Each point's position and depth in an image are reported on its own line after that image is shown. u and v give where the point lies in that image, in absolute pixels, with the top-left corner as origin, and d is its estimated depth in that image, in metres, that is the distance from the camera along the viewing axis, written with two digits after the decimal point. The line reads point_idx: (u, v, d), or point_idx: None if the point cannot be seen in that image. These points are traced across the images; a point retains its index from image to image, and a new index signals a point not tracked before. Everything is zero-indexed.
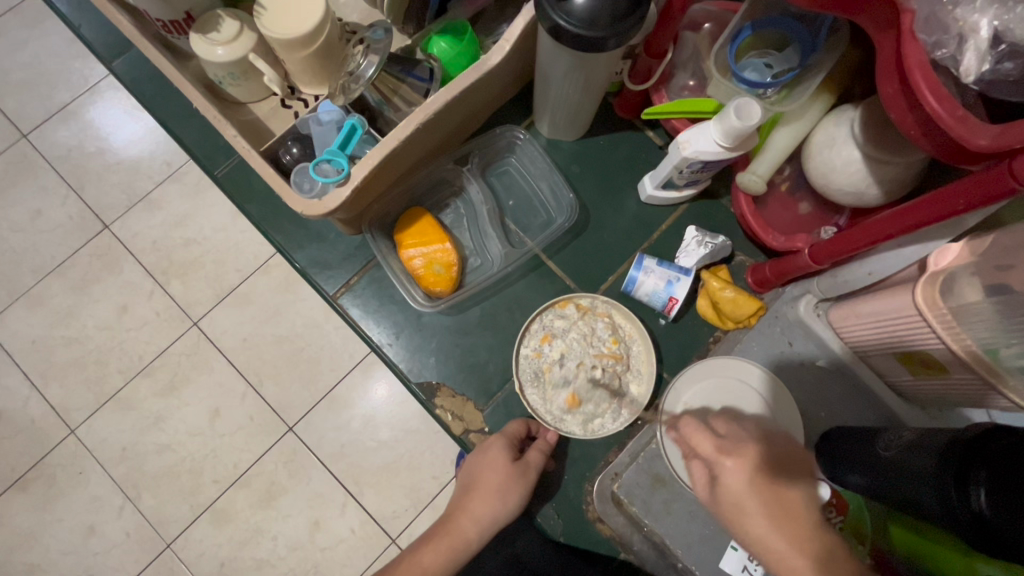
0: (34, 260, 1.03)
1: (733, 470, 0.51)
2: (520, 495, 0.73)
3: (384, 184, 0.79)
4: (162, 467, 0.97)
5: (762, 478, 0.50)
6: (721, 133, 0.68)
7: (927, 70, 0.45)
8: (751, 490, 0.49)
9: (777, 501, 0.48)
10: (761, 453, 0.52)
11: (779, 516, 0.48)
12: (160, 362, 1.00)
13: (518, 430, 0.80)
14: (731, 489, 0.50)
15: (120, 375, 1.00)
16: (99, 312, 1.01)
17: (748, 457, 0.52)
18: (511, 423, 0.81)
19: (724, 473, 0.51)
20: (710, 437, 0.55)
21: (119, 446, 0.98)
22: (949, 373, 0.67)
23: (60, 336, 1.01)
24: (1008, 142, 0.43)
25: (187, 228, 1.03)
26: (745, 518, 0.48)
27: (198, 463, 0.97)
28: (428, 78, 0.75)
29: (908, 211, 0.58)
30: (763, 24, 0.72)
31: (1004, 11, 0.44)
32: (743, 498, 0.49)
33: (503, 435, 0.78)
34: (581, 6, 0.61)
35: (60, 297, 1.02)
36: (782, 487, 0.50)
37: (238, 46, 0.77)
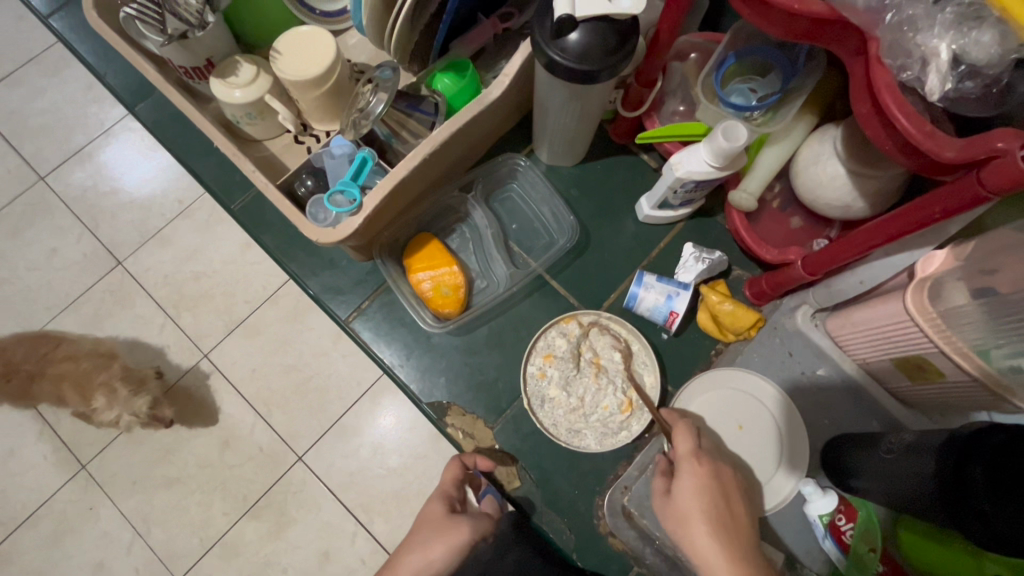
0: (48, 296, 1.07)
1: (690, 479, 0.63)
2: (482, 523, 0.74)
3: (393, 211, 0.83)
4: (171, 500, 0.99)
5: (710, 491, 0.62)
6: (710, 154, 0.72)
7: (892, 90, 0.49)
8: (700, 500, 0.61)
9: (719, 513, 0.61)
10: (721, 476, 0.64)
11: (715, 524, 0.60)
12: (172, 394, 1.02)
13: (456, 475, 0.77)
14: (682, 496, 0.62)
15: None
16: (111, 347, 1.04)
17: (710, 473, 0.64)
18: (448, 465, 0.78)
19: (682, 479, 0.64)
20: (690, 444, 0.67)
21: (130, 479, 1.00)
22: (946, 377, 0.69)
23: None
24: (973, 153, 0.47)
25: (197, 262, 1.07)
26: (690, 519, 0.60)
27: (208, 496, 0.98)
28: (433, 113, 0.80)
29: (893, 221, 0.61)
30: (745, 53, 0.77)
31: (960, 36, 0.47)
32: (689, 503, 0.61)
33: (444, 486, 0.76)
34: (575, 43, 0.66)
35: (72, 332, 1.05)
36: (726, 513, 0.61)
37: (255, 88, 0.83)
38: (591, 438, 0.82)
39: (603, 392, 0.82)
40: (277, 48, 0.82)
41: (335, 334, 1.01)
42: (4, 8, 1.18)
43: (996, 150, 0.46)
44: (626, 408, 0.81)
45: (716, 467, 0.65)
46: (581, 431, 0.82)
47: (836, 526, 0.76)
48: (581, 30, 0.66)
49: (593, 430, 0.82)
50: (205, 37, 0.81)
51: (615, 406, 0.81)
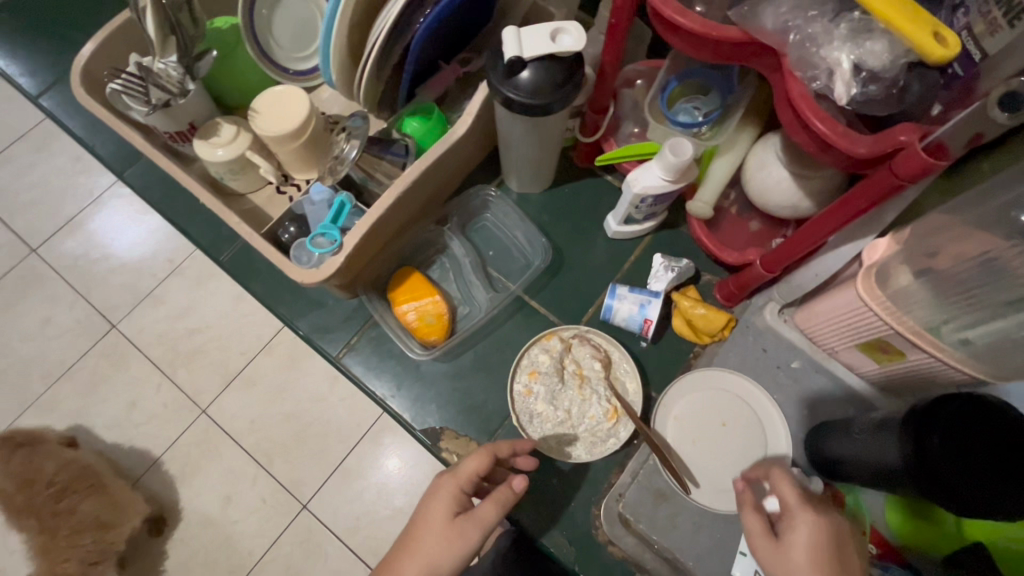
0: (43, 365, 1.10)
1: (804, 528, 0.56)
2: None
3: (376, 247, 0.88)
4: (176, 563, 0.99)
5: (828, 552, 0.54)
6: (663, 170, 0.77)
7: (807, 99, 0.55)
8: (814, 556, 0.54)
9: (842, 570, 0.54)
10: (838, 528, 0.57)
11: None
12: (173, 451, 1.04)
13: (485, 467, 0.64)
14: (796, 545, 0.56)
15: (132, 471, 1.03)
16: (110, 410, 1.06)
17: (829, 522, 0.57)
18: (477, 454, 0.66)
19: (795, 528, 0.57)
20: (797, 492, 0.61)
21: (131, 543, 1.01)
22: (907, 357, 0.73)
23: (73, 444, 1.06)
24: (881, 147, 0.53)
25: (191, 318, 1.10)
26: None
27: (212, 555, 0.99)
28: (404, 153, 0.86)
29: (832, 214, 0.66)
30: (686, 75, 0.83)
31: (857, 47, 0.53)
32: (806, 557, 0.55)
33: (454, 471, 0.64)
34: (526, 81, 0.73)
35: (69, 400, 1.07)
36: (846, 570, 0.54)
37: (236, 146, 0.89)
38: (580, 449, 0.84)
39: (590, 403, 0.85)
40: (256, 108, 0.88)
41: (330, 379, 1.04)
42: None
43: (900, 144, 0.52)
44: (612, 416, 0.84)
45: (832, 517, 0.57)
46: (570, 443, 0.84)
47: None
48: (530, 68, 0.72)
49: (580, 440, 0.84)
50: (189, 104, 0.87)
51: (602, 416, 0.84)
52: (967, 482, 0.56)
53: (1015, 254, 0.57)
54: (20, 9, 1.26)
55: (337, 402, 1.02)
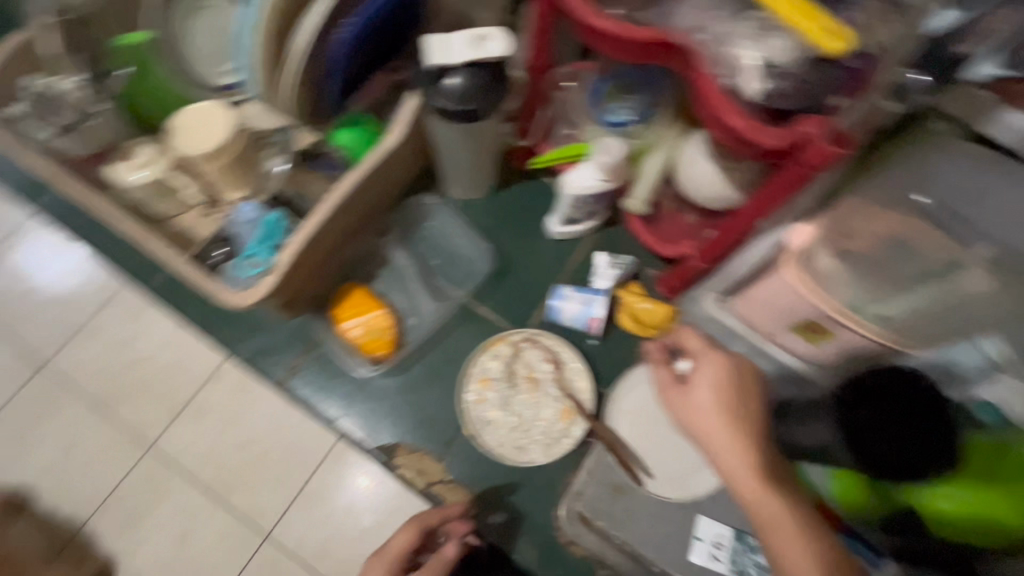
0: None
1: (706, 370, 0.73)
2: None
3: (313, 263, 0.85)
4: None
5: (723, 384, 0.72)
6: (596, 171, 0.79)
7: (721, 97, 0.58)
8: (715, 396, 0.71)
9: (736, 411, 0.70)
10: (734, 371, 0.73)
11: (729, 419, 0.69)
12: (116, 495, 0.96)
13: (412, 540, 0.74)
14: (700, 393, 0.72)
15: (65, 522, 0.95)
16: (41, 456, 0.98)
17: (729, 364, 0.73)
18: (399, 533, 0.75)
19: (700, 373, 0.74)
20: (700, 338, 0.77)
21: None
22: (837, 335, 0.75)
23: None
24: (791, 139, 0.55)
25: (130, 350, 1.02)
26: (701, 420, 0.71)
27: None
28: (336, 164, 0.88)
29: (756, 204, 0.69)
30: (613, 75, 0.85)
31: (761, 43, 0.56)
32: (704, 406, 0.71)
33: (383, 553, 0.74)
34: (453, 87, 0.72)
35: None
36: (737, 409, 0.70)
37: (155, 167, 0.86)
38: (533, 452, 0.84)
39: (541, 404, 0.86)
40: (173, 126, 0.84)
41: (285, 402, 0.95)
42: None
43: (805, 135, 0.54)
44: (565, 416, 0.85)
45: (733, 367, 0.73)
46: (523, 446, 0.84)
47: None
48: (457, 74, 0.72)
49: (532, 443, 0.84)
50: (100, 126, 0.85)
51: (554, 416, 0.86)
52: (883, 446, 0.59)
53: None
54: None
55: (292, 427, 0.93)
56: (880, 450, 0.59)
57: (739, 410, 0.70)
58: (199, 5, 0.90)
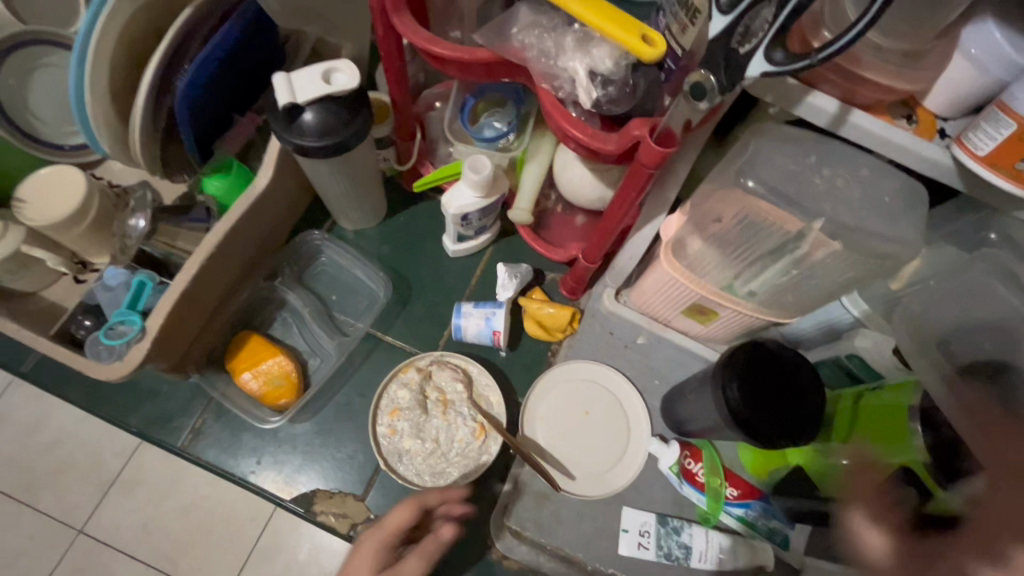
0: None
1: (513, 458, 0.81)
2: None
3: (196, 321, 0.81)
4: None
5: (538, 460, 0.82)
6: (472, 188, 0.79)
7: (559, 110, 0.59)
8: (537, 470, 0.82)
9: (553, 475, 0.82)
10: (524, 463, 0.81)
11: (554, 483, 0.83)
12: None
13: (411, 515, 0.70)
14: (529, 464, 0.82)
15: None
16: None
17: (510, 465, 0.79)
18: (401, 506, 0.71)
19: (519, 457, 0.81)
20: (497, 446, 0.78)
21: None
22: (720, 314, 0.80)
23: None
24: (628, 141, 0.57)
25: (43, 433, 0.94)
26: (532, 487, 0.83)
27: None
28: (206, 217, 0.82)
29: (619, 203, 0.71)
30: (480, 92, 0.87)
31: (586, 55, 0.58)
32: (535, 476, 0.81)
33: (380, 526, 0.69)
34: (311, 123, 0.71)
35: None
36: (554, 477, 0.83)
37: (7, 243, 0.78)
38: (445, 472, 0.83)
39: (456, 426, 0.84)
40: (18, 197, 0.79)
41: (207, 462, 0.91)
42: None
43: (636, 138, 0.57)
44: (481, 433, 0.84)
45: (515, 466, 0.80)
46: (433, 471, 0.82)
47: (689, 470, 0.83)
48: (311, 110, 0.71)
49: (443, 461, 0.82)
50: None
51: (470, 436, 0.84)
52: (754, 411, 0.63)
53: (764, 210, 0.65)
54: None
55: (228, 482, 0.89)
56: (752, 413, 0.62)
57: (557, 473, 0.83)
58: (36, 62, 0.84)
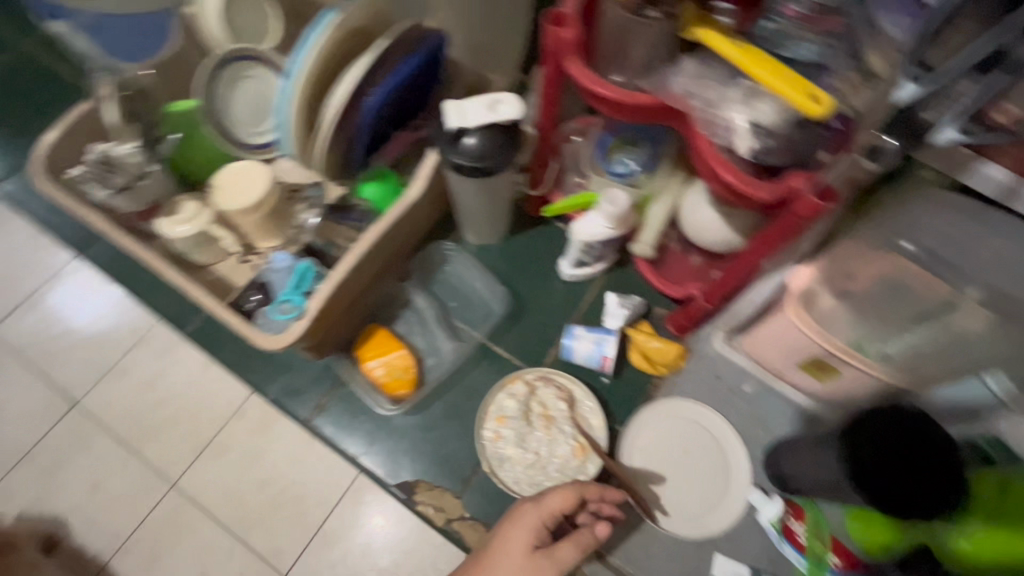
0: None
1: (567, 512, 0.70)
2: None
3: (340, 309, 0.90)
4: None
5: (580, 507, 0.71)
6: (604, 219, 0.84)
7: (716, 155, 0.62)
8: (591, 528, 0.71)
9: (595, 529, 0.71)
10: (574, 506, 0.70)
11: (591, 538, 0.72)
12: (144, 528, 1.00)
13: (570, 504, 0.69)
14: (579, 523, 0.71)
15: (98, 557, 1.00)
16: (70, 493, 1.03)
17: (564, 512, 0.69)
18: (561, 491, 0.70)
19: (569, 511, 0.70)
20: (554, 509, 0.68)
21: None
22: (842, 372, 0.79)
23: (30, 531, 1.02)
24: (782, 192, 0.60)
25: (157, 389, 1.08)
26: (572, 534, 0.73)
27: None
28: (362, 219, 0.94)
29: (754, 250, 0.73)
30: (619, 130, 0.92)
31: (749, 110, 0.62)
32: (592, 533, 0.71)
33: (539, 504, 0.68)
34: (471, 147, 0.79)
35: (25, 487, 1.04)
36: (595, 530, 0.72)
37: (199, 221, 0.92)
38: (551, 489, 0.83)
39: (557, 441, 0.88)
40: (214, 184, 0.92)
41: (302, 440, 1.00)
42: None
43: (793, 190, 0.59)
44: (580, 453, 0.87)
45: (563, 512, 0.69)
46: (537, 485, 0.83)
47: (789, 527, 0.84)
48: (474, 135, 0.79)
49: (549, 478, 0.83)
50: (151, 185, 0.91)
51: (570, 453, 0.87)
52: (882, 475, 0.61)
53: None
54: None
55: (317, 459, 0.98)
56: (877, 474, 0.61)
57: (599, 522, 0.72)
58: (242, 73, 0.99)
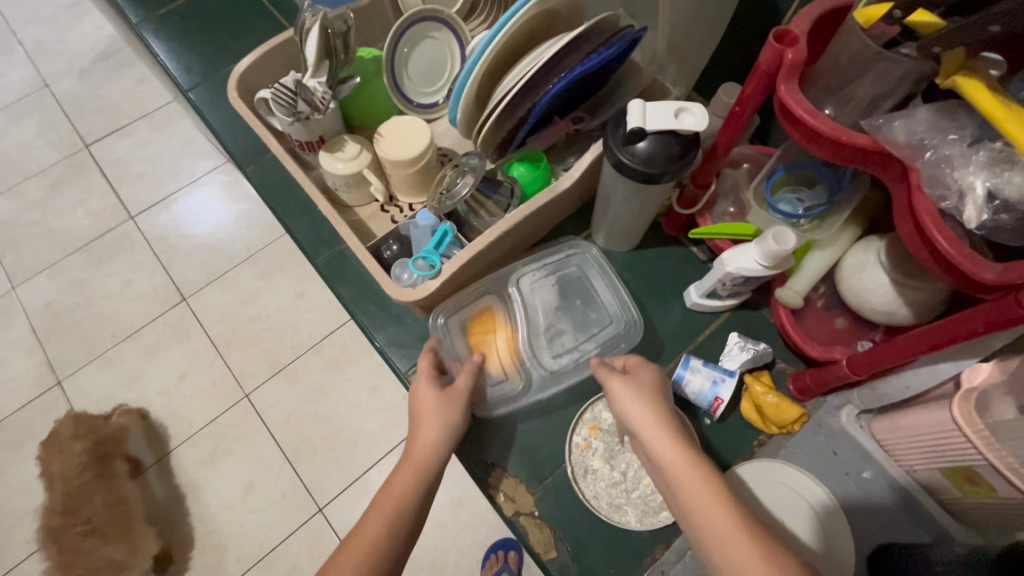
0: (114, 326, 1.47)
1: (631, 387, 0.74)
2: (400, 471, 0.75)
3: (466, 278, 0.92)
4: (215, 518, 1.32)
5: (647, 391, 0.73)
6: (761, 254, 0.78)
7: (935, 217, 0.56)
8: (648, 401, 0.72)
9: (664, 413, 0.70)
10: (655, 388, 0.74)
11: (655, 414, 0.69)
12: (213, 427, 1.39)
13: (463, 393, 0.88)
14: (633, 402, 0.72)
15: (176, 434, 1.39)
16: (165, 375, 1.43)
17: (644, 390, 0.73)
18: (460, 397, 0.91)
19: (628, 387, 0.74)
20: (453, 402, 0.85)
21: (194, 481, 1.35)
22: (996, 493, 0.70)
23: (126, 396, 1.41)
24: (1012, 277, 0.52)
25: (252, 306, 1.48)
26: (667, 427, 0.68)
27: (224, 541, 1.30)
28: (509, 196, 0.92)
29: (930, 332, 0.65)
30: (793, 166, 0.86)
31: (994, 175, 0.54)
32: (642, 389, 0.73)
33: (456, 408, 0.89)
34: (642, 150, 0.76)
35: (129, 361, 1.44)
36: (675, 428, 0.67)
37: (356, 163, 0.97)
38: (575, 340, 0.93)
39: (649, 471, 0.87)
40: (380, 132, 0.97)
41: None
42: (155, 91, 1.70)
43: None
44: None
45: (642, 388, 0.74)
46: (562, 319, 0.95)
47: None
48: (649, 140, 0.76)
49: (576, 312, 0.96)
50: (325, 120, 0.95)
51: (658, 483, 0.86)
52: None
53: None
54: (191, 13, 1.44)
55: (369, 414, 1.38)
56: None
57: (664, 411, 0.70)
58: (427, 34, 1.02)
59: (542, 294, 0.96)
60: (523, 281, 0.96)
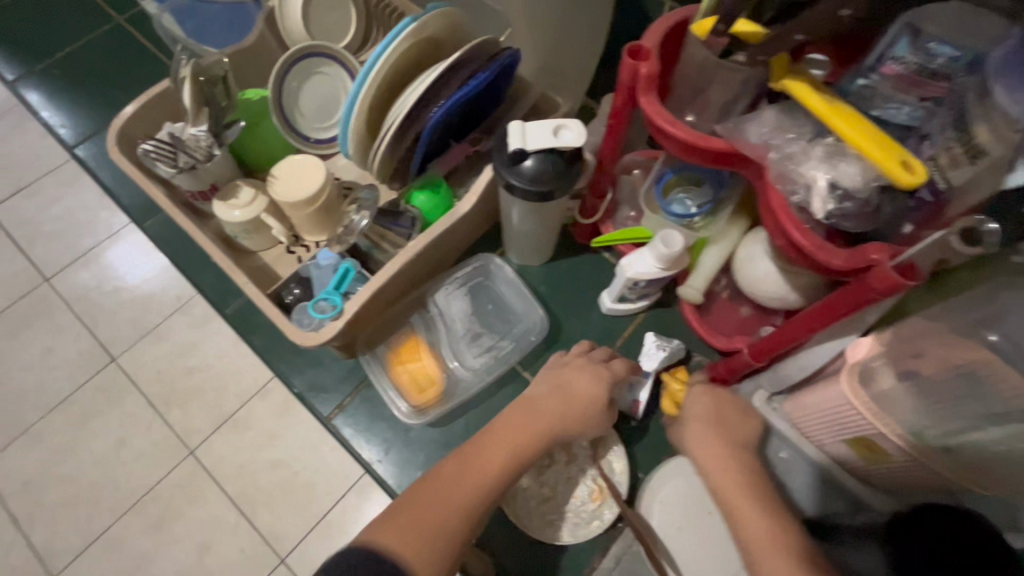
0: (38, 398, 1.21)
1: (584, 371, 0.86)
2: (459, 479, 0.71)
3: (377, 314, 0.91)
4: None
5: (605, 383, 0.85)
6: (656, 259, 0.81)
7: (787, 211, 0.59)
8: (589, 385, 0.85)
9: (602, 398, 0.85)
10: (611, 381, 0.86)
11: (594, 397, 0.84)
12: (153, 494, 1.14)
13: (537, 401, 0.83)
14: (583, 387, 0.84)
15: (113, 509, 1.13)
16: (98, 445, 1.17)
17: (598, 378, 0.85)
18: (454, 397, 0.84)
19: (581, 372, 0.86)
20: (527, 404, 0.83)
21: (137, 555, 1.10)
22: (891, 457, 0.72)
23: (56, 471, 1.16)
24: (856, 261, 0.57)
25: (188, 358, 1.21)
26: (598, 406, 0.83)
27: None
28: (410, 226, 0.94)
29: (812, 316, 0.68)
30: (680, 168, 0.88)
31: (831, 168, 0.58)
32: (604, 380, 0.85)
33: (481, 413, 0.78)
34: (529, 169, 0.77)
35: (59, 432, 1.19)
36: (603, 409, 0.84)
37: (252, 208, 0.94)
38: (493, 340, 0.97)
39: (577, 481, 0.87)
40: (274, 172, 0.94)
41: (320, 428, 1.14)
42: (29, 128, 1.38)
43: (872, 261, 0.56)
44: (596, 498, 0.86)
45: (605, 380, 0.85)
46: (479, 322, 0.98)
47: None
48: (533, 158, 0.77)
49: (491, 314, 0.99)
50: (211, 168, 0.91)
51: (588, 491, 0.87)
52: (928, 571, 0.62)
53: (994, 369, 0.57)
54: (72, 68, 1.37)
55: (328, 451, 1.11)
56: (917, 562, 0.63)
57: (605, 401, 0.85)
58: (312, 70, 1.00)
59: (456, 309, 0.97)
60: (438, 295, 0.97)
